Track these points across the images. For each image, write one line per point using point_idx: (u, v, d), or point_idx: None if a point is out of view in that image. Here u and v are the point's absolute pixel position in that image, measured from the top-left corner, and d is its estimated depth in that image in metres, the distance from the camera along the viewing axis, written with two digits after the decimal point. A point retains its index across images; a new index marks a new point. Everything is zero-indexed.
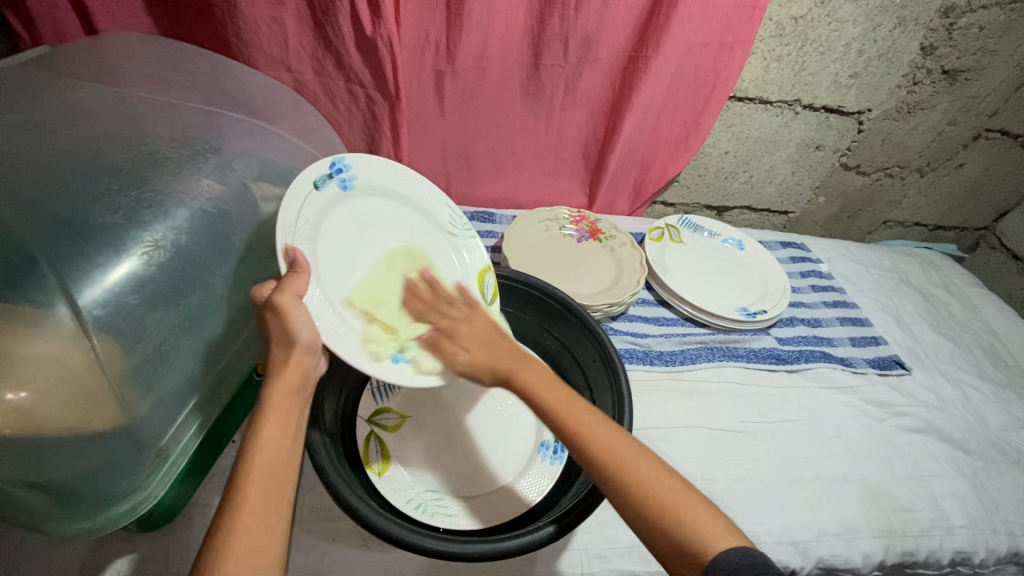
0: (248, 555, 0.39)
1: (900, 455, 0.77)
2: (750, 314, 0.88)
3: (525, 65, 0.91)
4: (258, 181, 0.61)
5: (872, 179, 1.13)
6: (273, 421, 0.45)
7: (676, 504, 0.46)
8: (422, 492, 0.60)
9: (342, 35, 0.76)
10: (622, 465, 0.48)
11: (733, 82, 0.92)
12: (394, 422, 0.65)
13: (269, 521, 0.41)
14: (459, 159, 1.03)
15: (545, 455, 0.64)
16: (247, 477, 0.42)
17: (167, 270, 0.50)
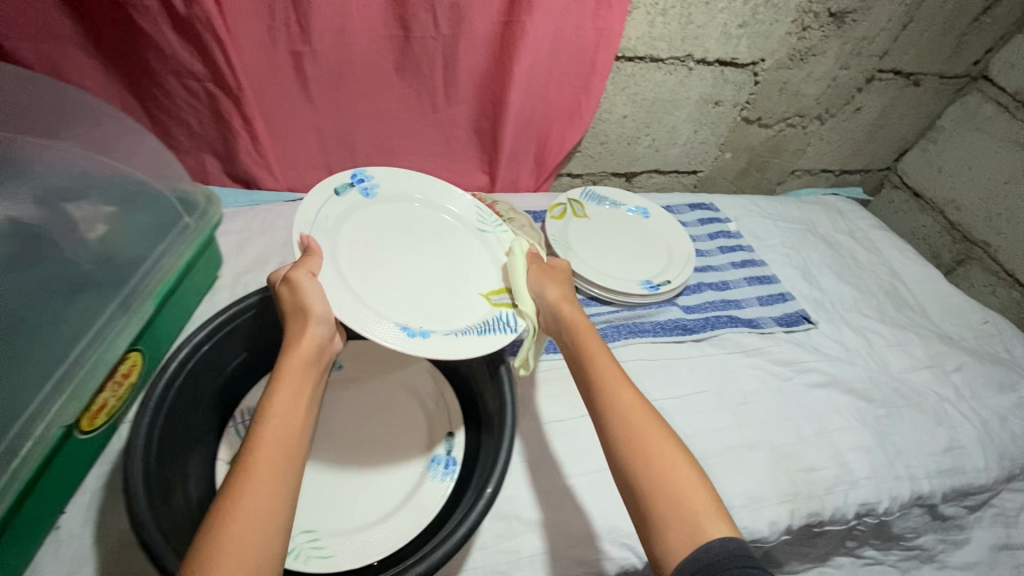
0: (259, 494, 0.40)
1: (805, 413, 0.77)
2: (655, 286, 0.85)
3: (393, 39, 0.81)
4: (75, 208, 0.59)
5: (775, 130, 1.12)
6: (290, 381, 0.48)
7: (679, 482, 0.48)
8: (295, 536, 0.53)
9: (154, 15, 0.66)
10: (639, 436, 0.51)
11: (617, 41, 0.86)
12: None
13: (280, 468, 0.42)
14: (340, 148, 0.93)
15: (436, 472, 0.60)
16: (262, 426, 0.44)
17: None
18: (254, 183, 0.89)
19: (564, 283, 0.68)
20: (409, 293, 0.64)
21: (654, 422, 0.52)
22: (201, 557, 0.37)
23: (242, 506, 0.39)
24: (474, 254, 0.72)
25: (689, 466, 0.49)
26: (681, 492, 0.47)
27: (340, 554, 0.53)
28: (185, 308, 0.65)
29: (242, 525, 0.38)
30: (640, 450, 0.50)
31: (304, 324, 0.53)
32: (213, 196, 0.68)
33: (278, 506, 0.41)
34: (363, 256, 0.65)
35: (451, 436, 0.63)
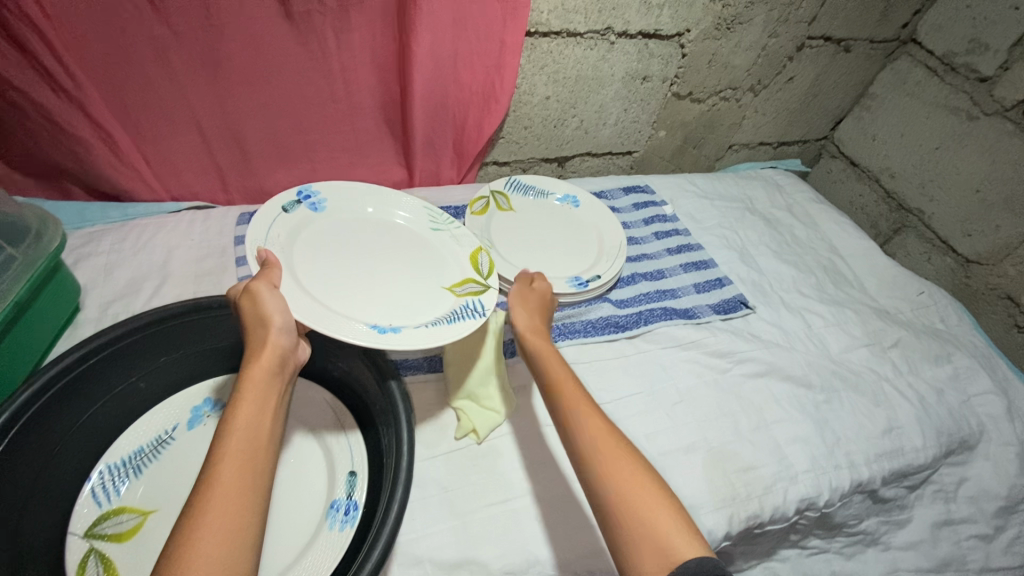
0: (218, 517, 0.37)
1: (744, 407, 0.74)
2: (583, 283, 0.79)
3: (269, 20, 0.71)
4: None
5: (708, 104, 1.07)
6: (250, 395, 0.45)
7: (648, 509, 0.46)
8: None
9: None
10: (606, 468, 0.48)
11: (526, 15, 0.77)
12: (128, 526, 0.50)
13: (243, 487, 0.39)
14: (229, 146, 0.82)
15: (334, 520, 0.53)
16: (222, 446, 0.41)
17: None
18: (126, 194, 0.79)
19: (536, 313, 0.67)
20: (380, 294, 0.64)
21: (623, 450, 0.50)
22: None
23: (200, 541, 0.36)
24: (435, 249, 0.73)
25: (662, 494, 0.47)
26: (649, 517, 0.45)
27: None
28: (34, 343, 0.57)
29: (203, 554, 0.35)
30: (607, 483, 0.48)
31: (266, 334, 0.49)
32: (50, 219, 0.60)
33: (240, 536, 0.37)
34: (324, 266, 0.64)
35: (353, 476, 0.56)
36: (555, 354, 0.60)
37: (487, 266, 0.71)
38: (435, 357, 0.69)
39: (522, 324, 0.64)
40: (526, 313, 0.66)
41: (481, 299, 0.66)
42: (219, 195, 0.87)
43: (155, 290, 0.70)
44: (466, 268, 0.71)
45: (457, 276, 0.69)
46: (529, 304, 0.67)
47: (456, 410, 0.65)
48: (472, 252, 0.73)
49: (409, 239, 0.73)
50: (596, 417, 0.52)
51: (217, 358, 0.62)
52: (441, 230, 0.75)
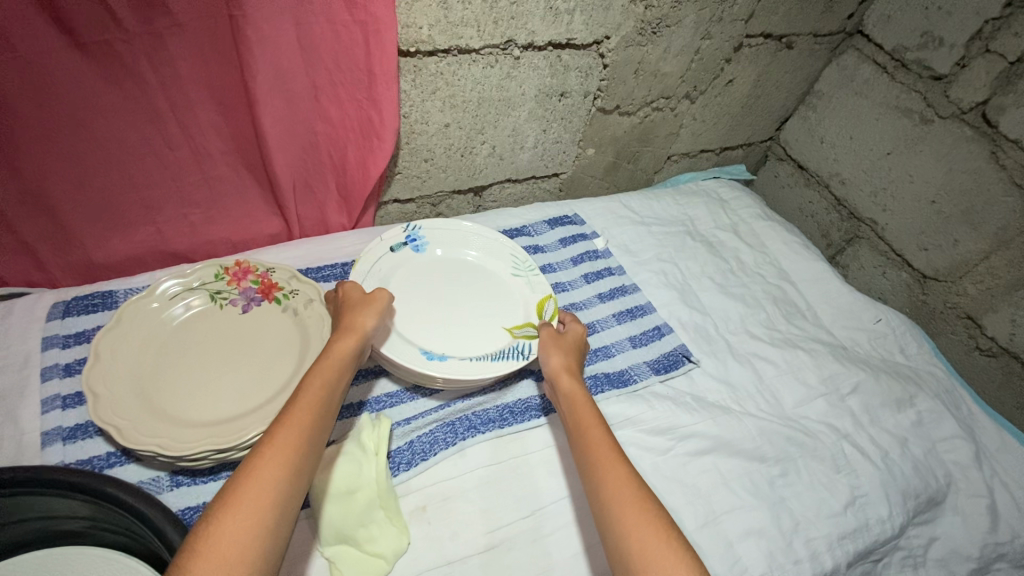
0: (274, 468, 0.44)
1: (688, 498, 0.62)
2: (520, 353, 0.66)
3: (49, 54, 0.53)
4: None
5: (639, 117, 0.93)
6: (323, 369, 0.52)
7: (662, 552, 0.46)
8: None
9: None
10: (622, 508, 0.48)
11: (395, 36, 0.62)
12: None
13: (298, 447, 0.46)
14: (31, 220, 0.63)
15: None
16: (294, 406, 0.48)
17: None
18: None
19: (572, 352, 0.65)
20: (450, 331, 0.68)
21: (645, 500, 0.49)
22: (218, 513, 0.40)
23: (267, 470, 0.43)
24: (509, 292, 0.74)
25: (680, 550, 0.46)
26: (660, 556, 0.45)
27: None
28: None
29: (258, 496, 0.42)
30: (619, 525, 0.48)
31: (356, 324, 0.57)
32: None
33: (294, 477, 0.44)
34: (408, 300, 0.69)
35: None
36: (586, 395, 0.59)
37: (552, 313, 0.71)
38: None
39: (556, 362, 0.62)
40: (563, 353, 0.64)
41: (532, 344, 0.67)
42: (33, 278, 0.67)
43: None
44: (532, 309, 0.72)
45: (520, 317, 0.71)
46: (566, 344, 0.65)
47: (327, 561, 0.50)
48: (541, 299, 0.73)
49: (490, 279, 0.75)
50: (624, 469, 0.51)
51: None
52: (521, 276, 0.75)
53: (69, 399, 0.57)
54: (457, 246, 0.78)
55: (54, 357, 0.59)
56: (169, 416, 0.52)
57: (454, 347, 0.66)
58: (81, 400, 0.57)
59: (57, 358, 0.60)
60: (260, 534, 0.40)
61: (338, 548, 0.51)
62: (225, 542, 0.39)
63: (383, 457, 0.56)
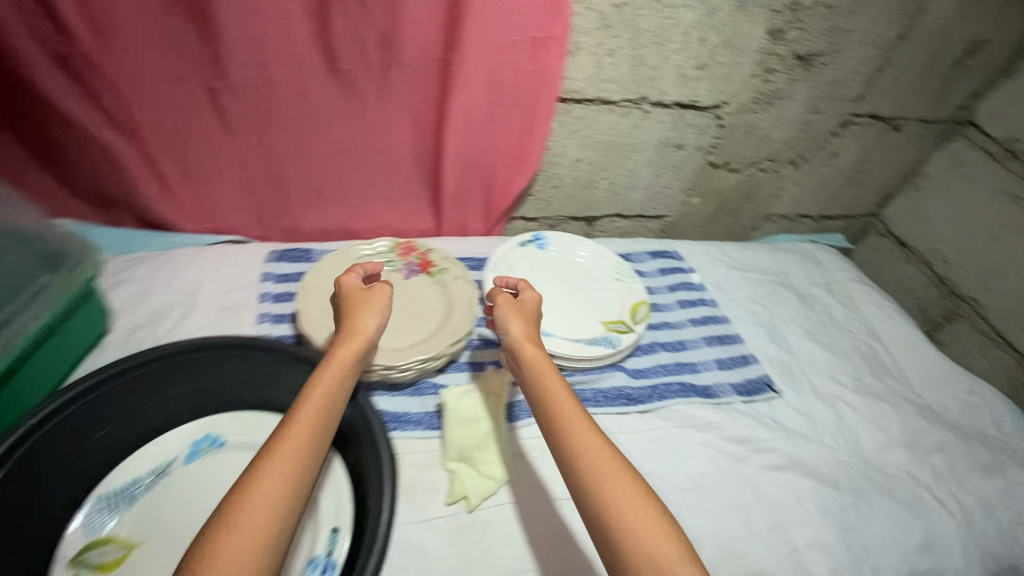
0: (274, 485, 0.45)
1: (758, 502, 0.68)
2: (610, 342, 0.78)
3: (320, 74, 0.76)
4: None
5: (745, 175, 1.05)
6: (326, 380, 0.53)
7: (653, 542, 0.46)
8: None
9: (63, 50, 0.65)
10: (605, 478, 0.49)
11: (557, 84, 0.79)
12: (112, 557, 0.52)
13: (297, 460, 0.47)
14: (269, 188, 0.86)
15: None
16: (295, 423, 0.49)
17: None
18: (169, 223, 0.84)
19: (532, 320, 0.64)
20: (556, 316, 0.81)
21: (622, 468, 0.51)
22: (218, 530, 0.42)
23: (265, 484, 0.45)
24: (610, 293, 0.85)
25: (657, 515, 0.48)
26: (656, 553, 0.45)
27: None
28: (52, 372, 0.60)
29: (254, 514, 0.43)
30: (599, 494, 0.49)
31: (359, 330, 0.58)
32: (94, 245, 0.63)
33: (292, 489, 0.45)
34: (525, 289, 0.84)
35: (335, 533, 0.55)
36: (553, 367, 0.59)
37: (642, 316, 0.82)
38: (436, 413, 0.69)
39: (516, 331, 0.61)
40: (522, 321, 0.63)
41: (623, 337, 0.79)
42: (255, 231, 0.91)
43: (179, 320, 0.73)
44: (627, 310, 0.83)
45: (616, 314, 0.82)
46: (524, 310, 0.65)
47: (449, 472, 0.63)
48: (635, 302, 0.84)
49: (595, 279, 0.87)
50: (599, 441, 0.52)
51: (223, 395, 0.64)
52: (623, 281, 0.87)
53: (276, 317, 0.75)
54: (578, 253, 0.90)
55: (268, 288, 0.79)
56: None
57: (560, 329, 0.79)
58: (284, 320, 0.75)
59: (269, 289, 0.79)
60: (263, 543, 0.42)
61: (456, 463, 0.64)
62: (226, 559, 0.40)
63: (501, 399, 0.68)
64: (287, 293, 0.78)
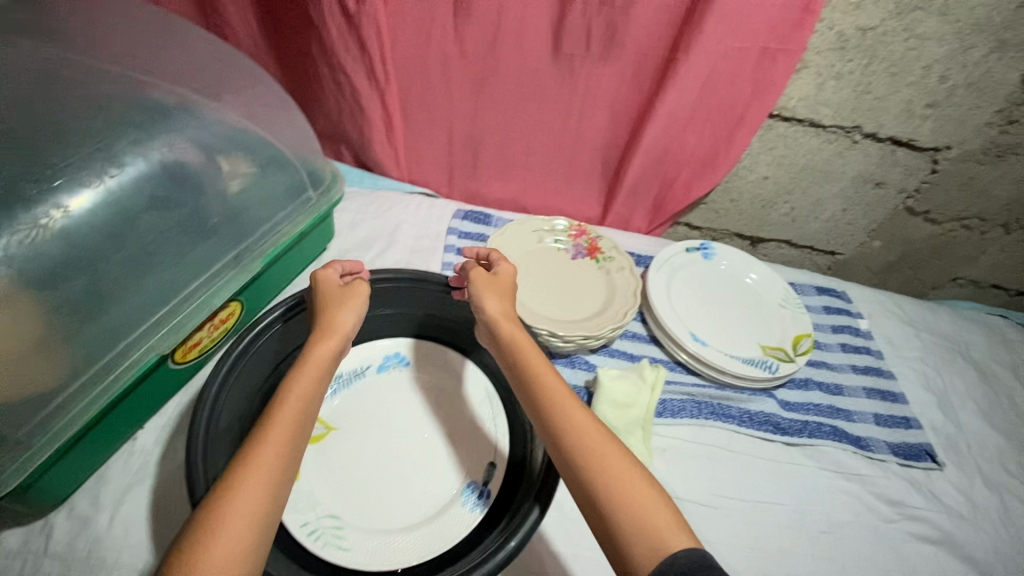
0: (250, 488, 0.42)
1: (901, 569, 0.65)
2: (767, 367, 0.76)
3: (540, 54, 0.79)
4: (229, 158, 0.60)
5: (943, 228, 0.96)
6: (309, 371, 0.50)
7: (650, 512, 0.44)
8: (321, 517, 0.55)
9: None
10: (592, 456, 0.48)
11: (775, 97, 0.78)
12: (315, 432, 0.62)
13: (274, 462, 0.43)
14: (465, 150, 0.94)
15: (467, 499, 0.59)
16: (270, 424, 0.46)
17: (53, 253, 0.47)
18: (378, 167, 0.96)
19: (506, 293, 0.63)
20: (714, 328, 0.81)
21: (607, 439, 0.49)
22: (189, 545, 0.39)
23: (246, 483, 0.42)
24: (771, 318, 0.83)
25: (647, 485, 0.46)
26: (655, 526, 0.44)
27: (355, 556, 0.53)
28: (293, 269, 0.73)
29: (239, 509, 0.40)
30: (589, 471, 0.47)
31: (335, 322, 0.56)
32: (341, 177, 0.71)
33: (276, 487, 0.43)
34: (685, 295, 0.84)
35: (491, 467, 0.61)
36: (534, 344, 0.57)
37: (805, 349, 0.79)
38: (587, 389, 0.73)
39: (493, 308, 0.60)
40: (497, 298, 0.62)
41: (781, 365, 0.77)
42: (443, 187, 1.00)
43: (380, 253, 0.83)
44: (788, 339, 0.81)
45: (776, 340, 0.81)
46: (499, 285, 0.64)
47: None
48: (798, 333, 0.81)
49: (756, 301, 0.85)
50: (585, 415, 0.51)
51: (414, 321, 0.73)
52: (786, 309, 0.85)
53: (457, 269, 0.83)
54: (747, 274, 0.88)
55: (452, 241, 0.87)
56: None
57: (715, 342, 0.79)
58: None
59: (453, 243, 0.86)
60: (249, 544, 0.40)
61: None
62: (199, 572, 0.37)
63: (655, 393, 0.70)
64: (468, 250, 0.86)
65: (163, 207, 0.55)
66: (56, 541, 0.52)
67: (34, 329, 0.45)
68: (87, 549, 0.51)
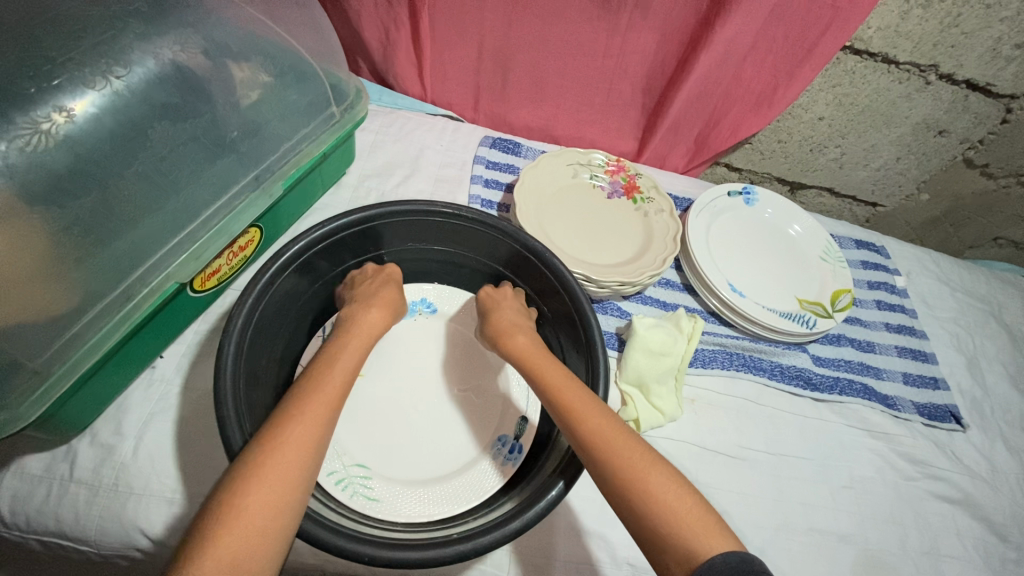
0: (301, 441, 0.41)
1: (917, 526, 0.65)
2: (803, 322, 0.74)
3: None
4: (242, 64, 0.53)
5: (998, 184, 0.91)
6: (358, 344, 0.52)
7: (676, 506, 0.42)
8: (349, 466, 0.54)
9: None
10: (614, 448, 0.45)
11: (853, 27, 0.69)
12: None
13: (323, 420, 0.43)
14: (495, 71, 0.85)
15: (499, 452, 0.58)
16: (317, 386, 0.45)
17: (58, 163, 0.42)
18: (400, 84, 0.88)
19: (513, 307, 0.62)
20: (751, 279, 0.77)
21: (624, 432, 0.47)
22: (237, 487, 0.38)
23: (287, 437, 0.41)
24: (810, 272, 0.80)
25: (676, 478, 0.44)
26: (677, 525, 0.41)
27: (385, 507, 0.52)
28: (311, 194, 0.68)
29: (277, 466, 0.39)
30: (611, 461, 0.44)
31: (381, 302, 0.57)
32: (366, 92, 0.63)
33: (310, 450, 0.42)
34: (723, 243, 0.80)
35: (524, 421, 0.59)
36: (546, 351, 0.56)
37: (843, 306, 0.76)
38: (619, 337, 0.70)
39: (502, 322, 0.59)
40: (509, 312, 0.61)
41: (818, 320, 0.74)
42: (468, 111, 0.93)
43: (404, 180, 0.78)
44: (827, 294, 0.77)
45: (814, 294, 0.77)
46: (501, 302, 0.63)
47: (622, 393, 0.66)
48: (837, 288, 0.78)
49: (795, 253, 0.82)
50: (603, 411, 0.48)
51: (444, 256, 0.69)
52: (828, 262, 0.81)
53: (485, 203, 0.78)
54: (791, 226, 0.84)
55: (479, 171, 0.80)
56: (544, 232, 0.72)
57: (752, 293, 0.75)
58: (491, 208, 0.78)
59: (481, 173, 0.80)
60: (278, 505, 0.38)
61: (629, 386, 0.66)
62: (245, 517, 0.37)
63: (692, 344, 0.68)
64: (497, 182, 0.80)
65: (176, 117, 0.48)
66: (82, 467, 0.50)
67: (45, 250, 0.41)
68: (111, 479, 0.50)
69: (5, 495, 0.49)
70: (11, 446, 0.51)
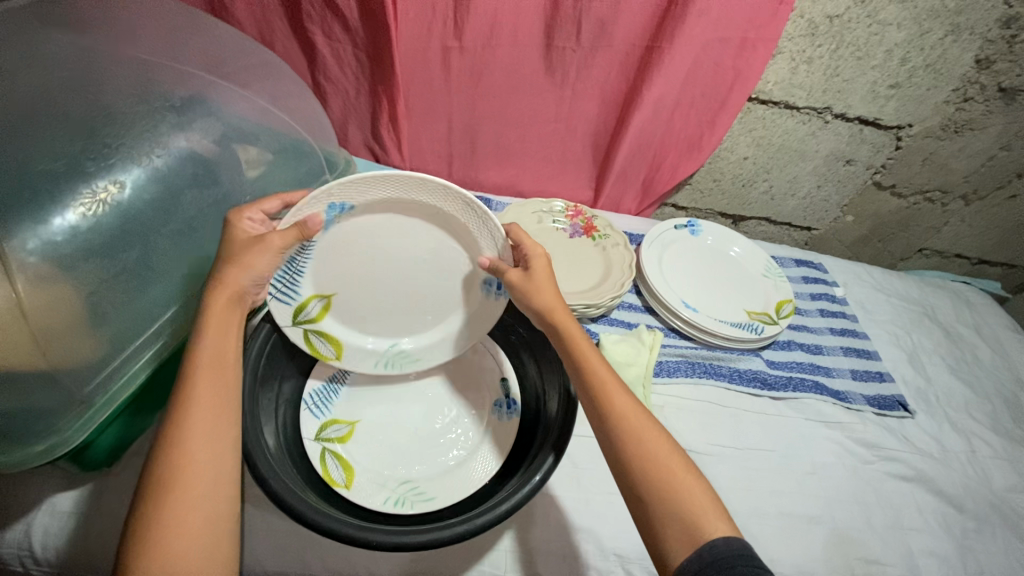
0: (199, 453, 0.44)
1: (879, 503, 0.71)
2: (752, 330, 0.83)
3: (534, 49, 0.84)
4: (246, 147, 0.65)
5: (908, 202, 1.05)
6: (218, 326, 0.50)
7: (691, 491, 0.48)
8: (394, 487, 0.58)
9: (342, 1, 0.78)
10: (645, 431, 0.51)
11: (752, 83, 0.85)
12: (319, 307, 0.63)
13: (215, 424, 0.46)
14: (463, 140, 0.99)
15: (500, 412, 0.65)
16: (192, 390, 0.46)
17: (110, 224, 0.52)
18: (382, 158, 1.01)
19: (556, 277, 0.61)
20: (701, 297, 0.87)
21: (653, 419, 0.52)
22: (158, 508, 0.41)
23: (190, 446, 0.44)
24: (754, 287, 0.90)
25: (692, 469, 0.50)
26: (690, 506, 0.47)
27: (440, 499, 0.57)
28: None
29: (188, 475, 0.43)
30: (636, 439, 0.50)
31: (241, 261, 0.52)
32: (354, 162, 0.75)
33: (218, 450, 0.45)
34: (675, 269, 0.90)
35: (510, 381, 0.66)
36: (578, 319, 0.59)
37: (787, 313, 0.86)
38: None
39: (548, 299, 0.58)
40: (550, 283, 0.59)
41: (765, 327, 0.84)
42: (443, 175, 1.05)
43: None
44: (770, 304, 0.87)
45: (760, 306, 0.87)
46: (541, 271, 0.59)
47: None
48: (780, 299, 0.88)
49: (740, 271, 0.92)
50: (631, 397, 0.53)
51: None
52: (769, 278, 0.91)
53: None
54: (732, 248, 0.95)
55: None
56: None
57: (704, 308, 0.85)
58: None
59: None
60: (208, 505, 0.43)
61: None
62: (180, 530, 0.41)
63: (654, 353, 0.77)
64: None
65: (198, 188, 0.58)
66: (108, 502, 0.55)
67: (92, 297, 0.49)
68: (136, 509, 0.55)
69: (37, 532, 0.54)
70: (41, 488, 0.56)
